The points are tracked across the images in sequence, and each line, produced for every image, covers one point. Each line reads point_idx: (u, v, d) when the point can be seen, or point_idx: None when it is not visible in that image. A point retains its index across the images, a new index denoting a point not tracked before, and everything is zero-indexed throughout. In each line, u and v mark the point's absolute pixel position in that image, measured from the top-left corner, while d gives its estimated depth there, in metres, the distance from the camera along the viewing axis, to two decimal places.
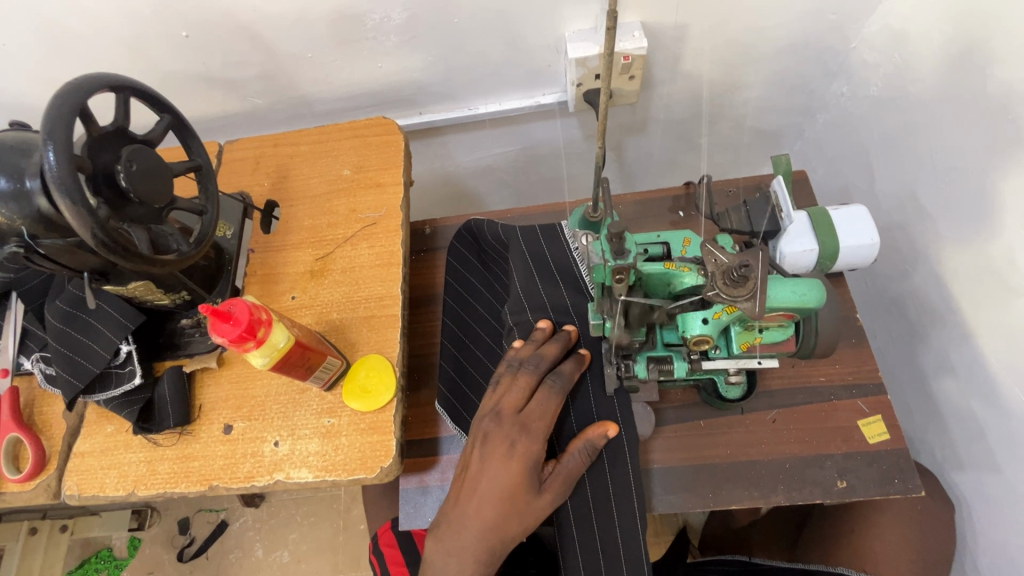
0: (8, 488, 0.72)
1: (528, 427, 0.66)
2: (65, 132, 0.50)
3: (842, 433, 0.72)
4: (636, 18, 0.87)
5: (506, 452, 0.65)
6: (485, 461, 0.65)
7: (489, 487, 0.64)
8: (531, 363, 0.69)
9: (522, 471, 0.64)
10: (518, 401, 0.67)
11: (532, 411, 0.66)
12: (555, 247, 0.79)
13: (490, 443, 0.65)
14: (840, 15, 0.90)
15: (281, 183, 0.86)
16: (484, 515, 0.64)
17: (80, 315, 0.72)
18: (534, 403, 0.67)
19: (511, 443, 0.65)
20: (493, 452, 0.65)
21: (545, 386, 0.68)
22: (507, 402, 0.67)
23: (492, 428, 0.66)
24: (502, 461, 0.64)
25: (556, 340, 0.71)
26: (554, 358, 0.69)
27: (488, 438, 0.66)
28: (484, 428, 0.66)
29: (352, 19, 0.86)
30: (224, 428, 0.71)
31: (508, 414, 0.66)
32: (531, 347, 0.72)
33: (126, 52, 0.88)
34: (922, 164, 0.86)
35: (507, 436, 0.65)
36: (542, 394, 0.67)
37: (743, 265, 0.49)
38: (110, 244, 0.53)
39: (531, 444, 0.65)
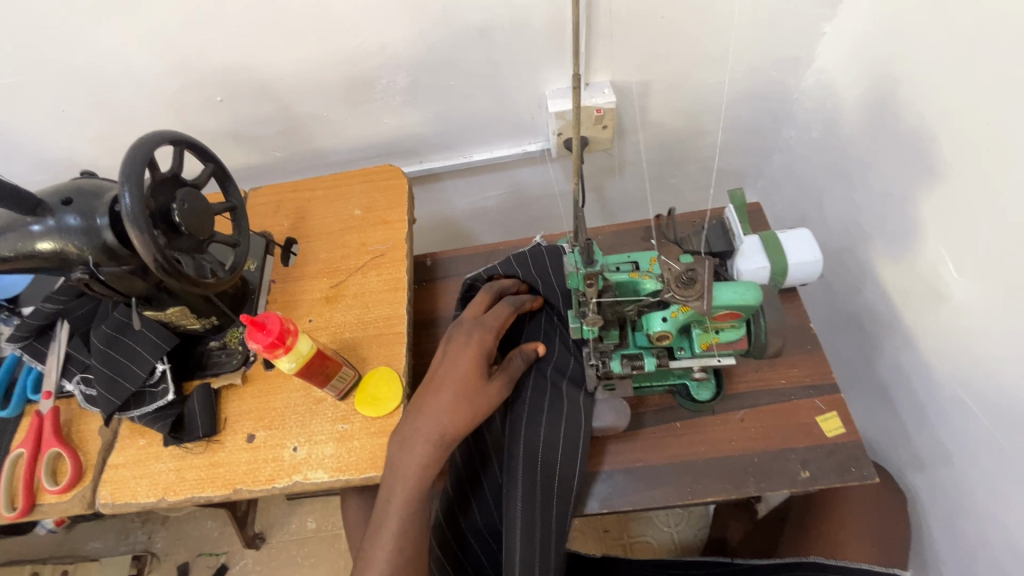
0: (47, 499, 0.79)
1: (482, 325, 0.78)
2: (137, 176, 0.61)
3: (804, 429, 0.80)
4: (605, 78, 1.03)
5: (465, 346, 0.75)
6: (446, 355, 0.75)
7: (450, 375, 0.72)
8: (485, 323, 0.78)
9: (478, 370, 0.73)
10: (478, 310, 0.81)
11: (490, 321, 0.78)
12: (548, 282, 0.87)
13: (452, 344, 0.76)
14: (779, 72, 1.06)
15: (300, 222, 0.98)
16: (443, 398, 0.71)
17: (122, 338, 0.81)
18: (495, 317, 0.79)
19: (469, 340, 0.75)
20: (456, 343, 0.75)
21: (504, 304, 0.82)
22: (468, 316, 0.80)
23: (455, 330, 0.78)
24: (458, 358, 0.74)
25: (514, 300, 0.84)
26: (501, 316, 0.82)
27: (450, 341, 0.77)
28: (448, 335, 0.78)
29: (363, 84, 1.00)
30: (247, 437, 0.79)
31: (467, 321, 0.79)
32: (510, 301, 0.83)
33: (167, 115, 1.02)
34: (858, 193, 0.99)
35: (469, 350, 0.74)
36: (501, 312, 0.80)
37: (690, 270, 0.60)
38: (166, 268, 0.64)
39: (484, 347, 0.75)
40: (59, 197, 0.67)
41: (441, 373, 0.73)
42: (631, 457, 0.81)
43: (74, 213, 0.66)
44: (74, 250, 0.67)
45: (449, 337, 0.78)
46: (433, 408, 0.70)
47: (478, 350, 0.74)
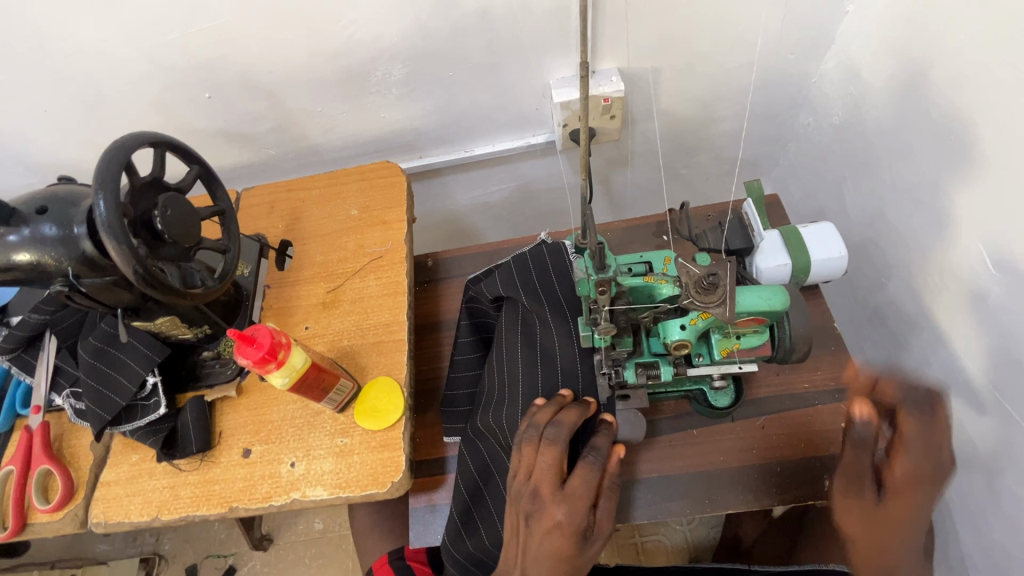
0: (38, 518, 0.76)
1: (569, 502, 0.65)
2: (113, 182, 0.57)
3: (829, 436, 0.76)
4: (613, 65, 0.97)
5: (554, 526, 0.64)
6: (532, 532, 0.65)
7: (542, 556, 0.63)
8: (549, 433, 0.68)
9: (572, 540, 0.64)
10: (556, 477, 0.66)
11: (574, 486, 0.65)
12: (563, 283, 0.83)
13: (536, 520, 0.65)
14: (798, 55, 1.00)
15: (295, 224, 0.94)
16: (542, 549, 0.64)
17: (110, 350, 0.78)
18: (574, 477, 0.66)
19: (558, 521, 0.64)
20: (542, 529, 0.64)
21: (584, 461, 0.67)
22: (542, 480, 0.66)
23: (535, 506, 0.66)
24: (551, 535, 0.64)
25: (551, 404, 0.72)
26: (572, 424, 0.68)
27: (531, 518, 0.65)
28: (524, 507, 0.66)
29: (358, 77, 0.95)
30: (243, 452, 0.75)
31: (548, 491, 0.65)
32: (550, 411, 0.70)
33: (154, 113, 0.97)
34: (883, 182, 0.94)
35: (553, 515, 0.64)
36: (582, 470, 0.66)
37: (711, 274, 0.55)
38: (148, 279, 0.59)
39: (578, 520, 0.64)
40: (33, 207, 0.63)
41: (533, 556, 0.64)
42: (646, 466, 0.77)
43: (50, 222, 0.62)
44: (51, 262, 0.63)
45: (521, 500, 0.67)
46: (530, 557, 0.64)
47: (565, 519, 0.64)
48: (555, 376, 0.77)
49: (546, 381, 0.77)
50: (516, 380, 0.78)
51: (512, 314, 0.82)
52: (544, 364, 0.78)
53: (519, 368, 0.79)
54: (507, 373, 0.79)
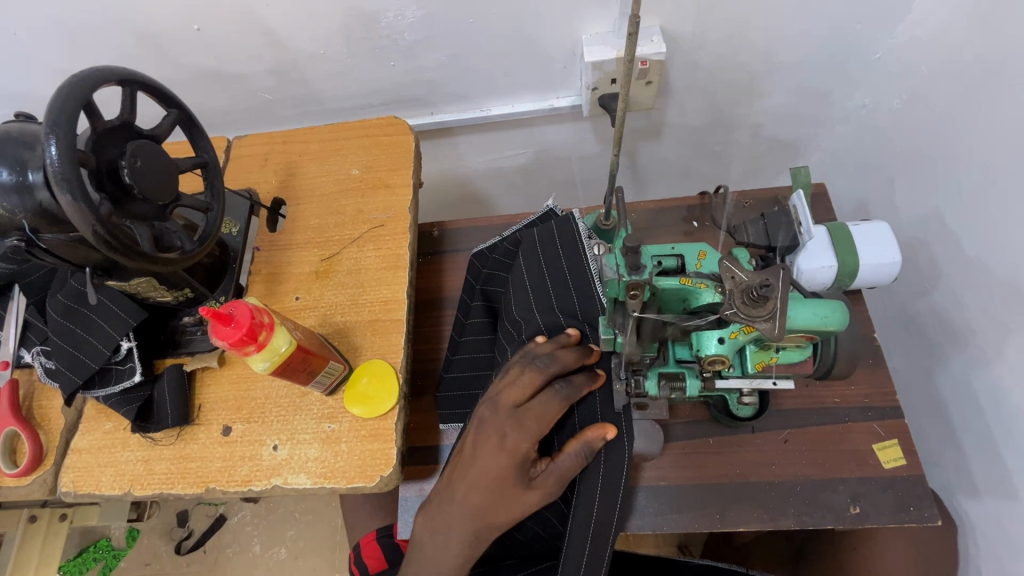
0: (4, 482, 0.72)
1: (523, 423, 0.59)
2: (68, 124, 0.49)
3: (857, 457, 0.70)
4: (656, 22, 0.86)
5: (498, 442, 0.59)
6: (476, 447, 0.60)
7: (475, 472, 0.59)
8: (541, 360, 0.63)
9: (512, 465, 0.59)
10: (521, 395, 0.60)
11: (532, 408, 0.60)
12: (569, 250, 0.73)
13: (484, 430, 0.60)
14: (866, 25, 0.88)
15: (289, 181, 0.85)
16: (477, 466, 0.59)
17: (81, 309, 0.71)
18: (536, 401, 0.60)
19: (503, 435, 0.59)
20: (486, 441, 0.59)
21: (551, 389, 0.61)
22: (508, 394, 0.61)
23: (489, 415, 0.61)
24: (492, 451, 0.59)
25: (552, 341, 0.66)
26: (568, 363, 0.63)
27: (480, 428, 0.61)
28: (479, 414, 0.62)
29: (366, 17, 0.84)
30: (222, 429, 0.70)
31: (506, 405, 0.60)
32: (551, 345, 0.65)
33: (136, 44, 0.86)
34: (944, 178, 0.84)
35: (500, 429, 0.59)
36: (546, 395, 0.61)
37: (763, 284, 0.46)
38: (111, 242, 0.52)
39: (525, 440, 0.59)
40: None
41: (467, 465, 0.60)
42: (656, 474, 0.72)
43: (1, 166, 0.54)
44: (4, 212, 0.55)
45: (479, 408, 0.62)
46: (462, 470, 0.60)
47: (509, 436, 0.59)
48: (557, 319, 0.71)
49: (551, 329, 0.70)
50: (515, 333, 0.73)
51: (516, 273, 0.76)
52: (542, 310, 0.72)
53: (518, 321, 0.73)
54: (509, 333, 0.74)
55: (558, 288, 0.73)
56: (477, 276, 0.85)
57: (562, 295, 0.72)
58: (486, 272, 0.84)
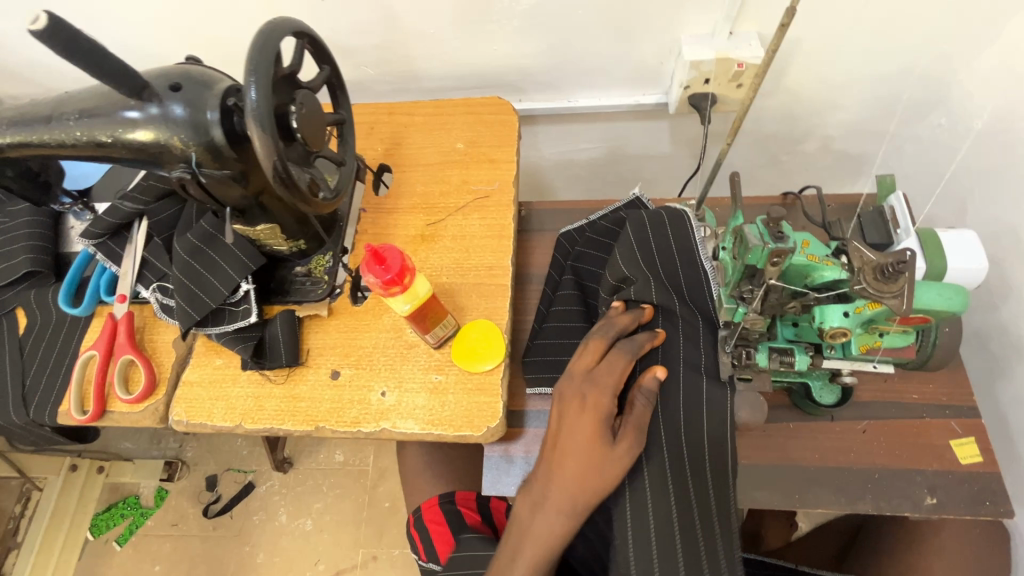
0: (117, 407, 0.76)
1: (598, 379, 0.61)
2: (265, 66, 0.53)
3: (935, 451, 0.73)
4: (752, 28, 0.91)
5: (579, 403, 0.60)
6: (560, 412, 0.61)
7: (565, 436, 0.59)
8: (604, 327, 0.66)
9: (599, 423, 0.59)
10: (590, 359, 0.63)
11: (604, 370, 0.62)
12: (679, 228, 0.72)
13: (564, 397, 0.61)
14: (952, 46, 0.92)
15: (394, 150, 0.90)
16: (561, 428, 0.60)
17: (205, 251, 0.75)
18: (606, 362, 0.63)
19: (583, 397, 0.60)
20: (569, 404, 0.60)
21: (619, 350, 0.64)
22: (580, 362, 0.64)
23: (564, 381, 0.63)
24: (576, 413, 0.60)
25: (630, 314, 0.68)
26: (625, 324, 0.66)
27: (562, 395, 0.62)
28: (557, 386, 0.63)
29: (482, 1, 0.89)
30: (331, 373, 0.73)
31: (580, 372, 0.63)
32: (626, 316, 0.67)
33: (260, 9, 0.91)
34: (1023, 197, 0.87)
35: (578, 391, 0.61)
36: (615, 355, 0.63)
37: (899, 262, 0.51)
38: (284, 179, 0.56)
39: (604, 401, 0.60)
40: (166, 83, 0.59)
41: (554, 432, 0.60)
42: (739, 452, 0.75)
43: (183, 102, 0.58)
44: (179, 144, 0.59)
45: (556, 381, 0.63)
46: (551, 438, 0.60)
47: (588, 395, 0.60)
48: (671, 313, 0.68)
49: (665, 326, 0.67)
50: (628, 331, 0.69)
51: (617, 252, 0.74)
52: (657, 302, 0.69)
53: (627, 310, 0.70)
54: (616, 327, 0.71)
55: (671, 272, 0.70)
56: (567, 253, 0.89)
57: (675, 284, 0.70)
58: (581, 249, 0.87)
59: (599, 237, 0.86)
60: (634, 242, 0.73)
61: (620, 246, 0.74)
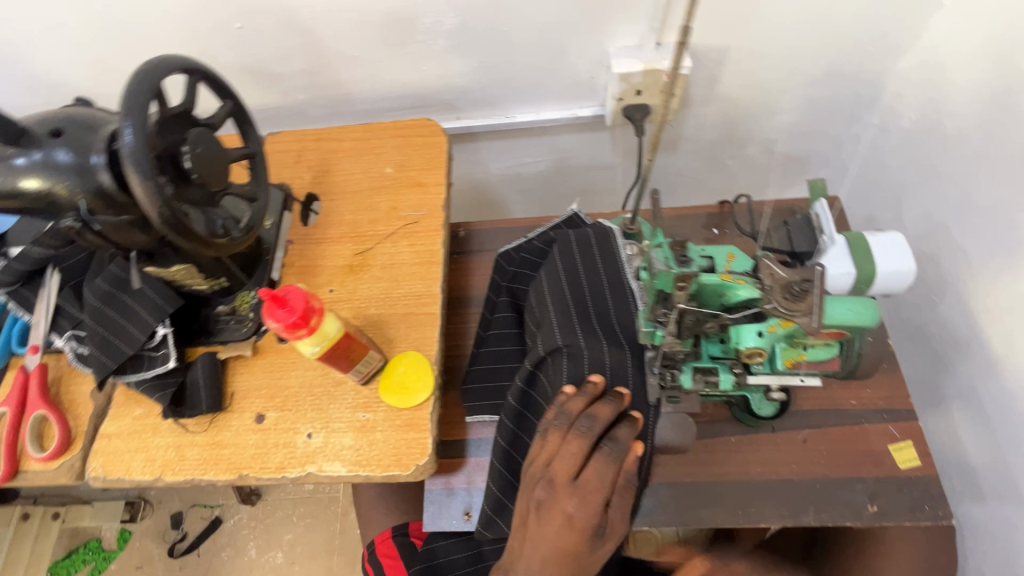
0: (31, 466, 0.72)
1: (584, 495, 0.60)
2: (142, 109, 0.50)
3: (874, 457, 0.73)
4: (680, 38, 0.90)
5: (564, 521, 0.59)
6: (540, 522, 0.60)
7: (546, 550, 0.59)
8: (581, 424, 0.62)
9: (582, 536, 0.59)
10: (573, 468, 0.61)
11: (589, 481, 0.60)
12: (606, 251, 0.73)
13: (546, 510, 0.60)
14: (877, 48, 0.93)
15: (322, 177, 0.87)
16: (543, 545, 0.59)
17: (118, 295, 0.72)
18: (589, 470, 0.61)
19: (570, 515, 0.59)
20: (551, 520, 0.60)
21: (599, 453, 0.61)
22: (559, 469, 0.61)
23: (547, 496, 0.61)
24: (559, 528, 0.59)
25: (581, 394, 0.65)
26: (607, 420, 0.62)
27: (540, 509, 0.61)
28: (535, 495, 0.61)
29: (404, 22, 0.87)
30: (256, 417, 0.70)
31: (563, 483, 0.61)
32: (582, 400, 0.64)
33: (175, 39, 0.88)
34: (952, 195, 0.88)
35: (564, 507, 0.60)
36: (596, 463, 0.61)
37: (804, 280, 0.50)
38: (174, 224, 0.53)
39: (592, 516, 0.59)
40: (49, 129, 0.56)
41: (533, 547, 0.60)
42: (680, 471, 0.73)
43: (66, 148, 0.55)
44: (65, 192, 0.56)
45: (533, 489, 0.62)
46: (531, 546, 0.60)
47: (577, 514, 0.59)
48: (597, 335, 0.69)
49: (591, 352, 0.68)
50: (561, 360, 0.68)
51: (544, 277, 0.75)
52: (581, 326, 0.70)
53: (556, 336, 0.70)
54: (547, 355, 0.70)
55: (596, 295, 0.72)
56: (504, 273, 0.86)
57: (600, 306, 0.71)
58: (515, 270, 0.85)
59: (532, 256, 0.84)
60: (561, 269, 0.74)
61: (548, 272, 0.75)
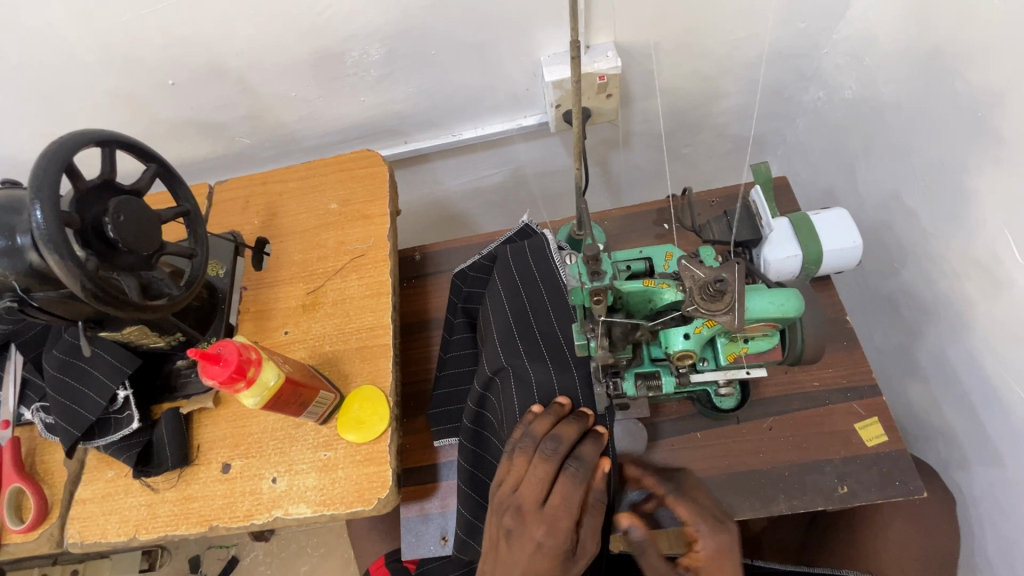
0: (13, 539, 0.73)
1: (554, 521, 0.58)
2: (50, 188, 0.51)
3: (840, 437, 0.72)
4: (609, 38, 0.89)
5: (535, 548, 0.58)
6: (511, 554, 0.59)
7: None
8: (546, 446, 0.62)
9: (554, 562, 0.58)
10: (541, 493, 0.60)
11: (558, 504, 0.59)
12: (541, 264, 0.76)
13: (517, 537, 0.59)
14: (809, 23, 0.92)
15: (271, 220, 0.88)
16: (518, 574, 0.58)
17: (77, 363, 0.73)
18: (557, 494, 0.60)
19: (539, 543, 0.58)
20: (521, 548, 0.58)
21: (566, 475, 0.60)
22: (527, 495, 0.60)
23: (518, 523, 0.60)
24: (531, 556, 0.58)
25: (547, 414, 0.66)
26: (571, 440, 0.62)
27: (512, 537, 0.60)
28: (506, 524, 0.60)
29: (332, 58, 0.88)
30: (222, 467, 0.71)
31: (531, 508, 0.60)
32: (547, 421, 0.65)
33: (114, 102, 0.90)
34: (899, 163, 0.87)
35: (535, 534, 0.58)
36: (563, 485, 0.60)
37: (718, 279, 0.50)
38: (100, 295, 0.54)
39: (563, 541, 0.58)
40: None
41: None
42: (648, 473, 0.73)
43: None
44: None
45: (503, 517, 0.61)
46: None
47: (547, 541, 0.58)
48: (540, 349, 0.72)
49: (537, 372, 0.71)
50: (507, 381, 0.72)
51: (492, 297, 0.77)
52: (525, 342, 0.73)
53: (500, 357, 0.73)
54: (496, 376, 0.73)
55: (536, 308, 0.74)
56: (459, 294, 0.87)
57: (541, 318, 0.74)
58: (467, 290, 0.86)
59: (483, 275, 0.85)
60: (506, 288, 0.76)
61: (494, 294, 0.77)
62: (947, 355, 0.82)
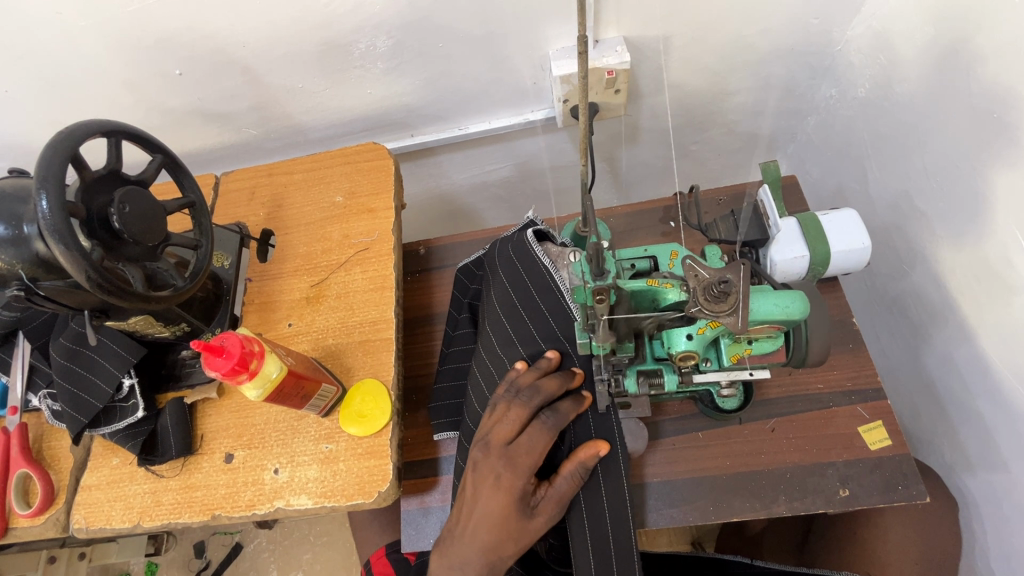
0: (19, 523, 0.74)
1: (514, 461, 0.62)
2: (55, 179, 0.52)
3: (843, 440, 0.72)
4: (618, 33, 0.88)
5: (495, 481, 0.62)
6: (476, 491, 0.62)
7: (478, 511, 0.61)
8: (524, 394, 0.65)
9: (512, 500, 0.61)
10: (510, 433, 0.63)
11: (521, 444, 0.62)
12: (525, 264, 0.74)
13: (480, 471, 0.63)
14: (822, 19, 0.90)
15: (276, 212, 0.88)
16: (479, 505, 0.61)
17: (83, 351, 0.74)
18: (525, 437, 0.63)
19: (498, 475, 0.61)
20: (482, 481, 0.62)
21: (539, 421, 0.63)
22: (497, 433, 0.63)
23: (482, 455, 0.63)
24: (491, 491, 0.61)
25: (533, 368, 0.69)
26: (550, 392, 0.65)
27: (477, 470, 0.63)
28: (474, 456, 0.64)
29: (339, 49, 0.87)
30: (224, 457, 0.72)
31: (497, 444, 0.63)
32: (533, 375, 0.67)
33: (122, 91, 0.90)
34: (910, 163, 0.86)
35: (495, 469, 0.62)
36: (534, 428, 0.63)
37: (723, 280, 0.50)
38: (105, 285, 0.55)
39: (521, 479, 0.61)
40: None
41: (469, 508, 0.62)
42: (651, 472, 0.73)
43: None
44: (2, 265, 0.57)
45: (473, 450, 0.65)
46: (466, 509, 0.63)
47: (506, 476, 0.61)
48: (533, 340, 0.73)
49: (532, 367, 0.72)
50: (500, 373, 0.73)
51: (489, 291, 0.78)
52: (515, 331, 0.74)
53: (496, 351, 0.74)
54: (488, 366, 0.74)
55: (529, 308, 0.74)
56: (462, 289, 0.88)
57: (533, 311, 0.73)
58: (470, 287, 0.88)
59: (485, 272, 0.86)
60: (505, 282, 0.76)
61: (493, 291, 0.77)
62: (956, 359, 0.81)
